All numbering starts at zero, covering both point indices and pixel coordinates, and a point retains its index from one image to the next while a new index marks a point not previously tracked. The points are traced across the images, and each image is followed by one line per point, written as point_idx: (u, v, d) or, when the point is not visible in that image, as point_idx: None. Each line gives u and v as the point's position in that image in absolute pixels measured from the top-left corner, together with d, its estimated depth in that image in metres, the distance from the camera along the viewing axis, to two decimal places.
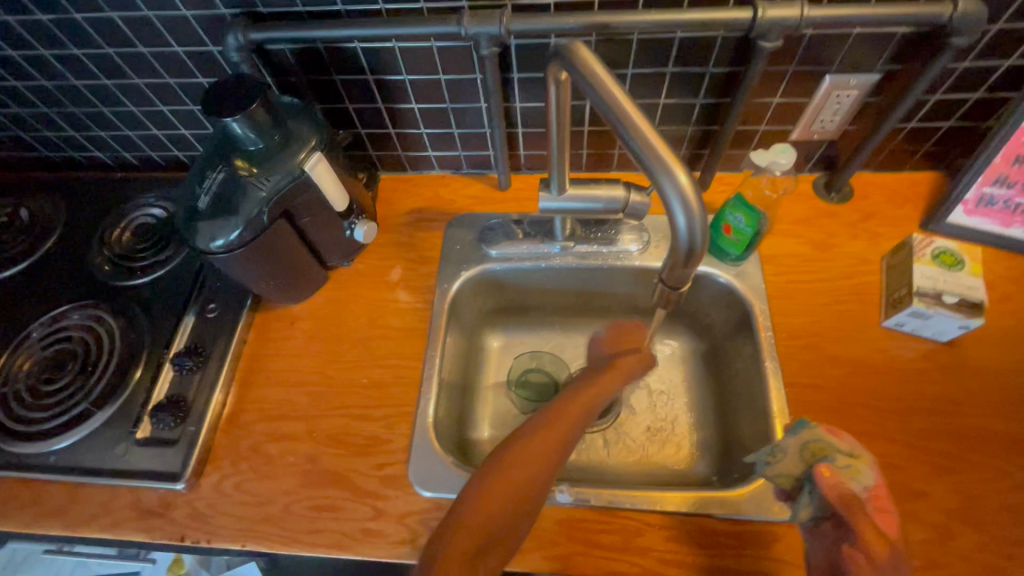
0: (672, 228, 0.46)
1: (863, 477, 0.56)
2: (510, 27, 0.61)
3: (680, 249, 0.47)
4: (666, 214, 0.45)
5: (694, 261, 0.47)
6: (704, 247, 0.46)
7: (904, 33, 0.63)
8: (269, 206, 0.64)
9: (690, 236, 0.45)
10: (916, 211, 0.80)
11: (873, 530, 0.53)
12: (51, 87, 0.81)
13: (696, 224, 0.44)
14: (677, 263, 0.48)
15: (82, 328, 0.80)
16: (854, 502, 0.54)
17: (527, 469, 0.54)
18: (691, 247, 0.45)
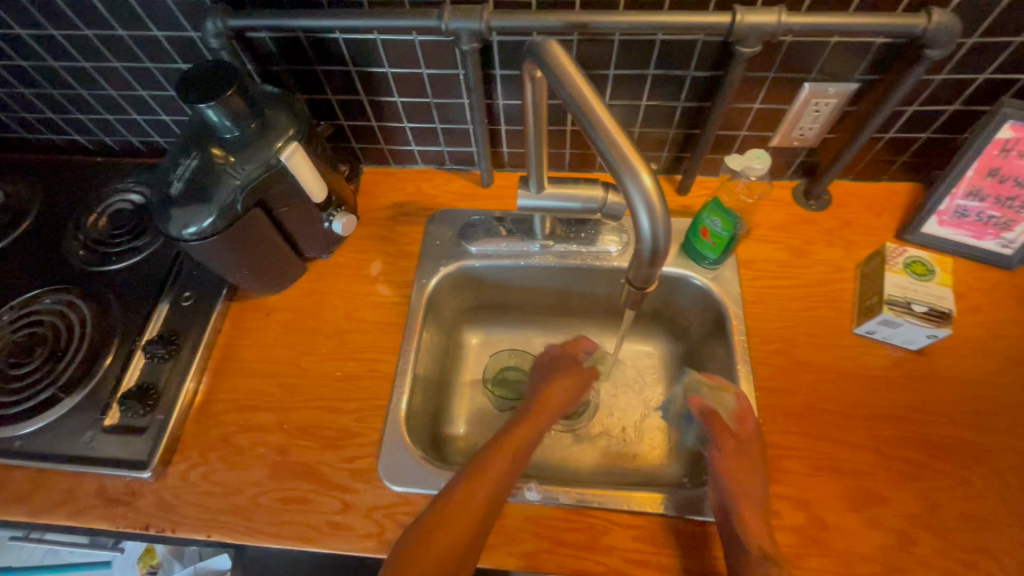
0: (636, 229, 0.46)
1: (732, 402, 0.66)
2: (491, 24, 0.61)
3: (645, 250, 0.47)
4: (630, 215, 0.45)
5: (658, 262, 0.47)
6: (668, 249, 0.46)
7: (881, 44, 0.63)
8: (243, 194, 0.64)
9: (654, 238, 0.45)
10: (892, 220, 0.81)
11: (735, 446, 0.63)
12: (29, 68, 0.80)
13: (657, 225, 0.44)
14: (642, 263, 0.49)
15: (53, 313, 0.79)
16: (715, 423, 0.65)
17: (487, 484, 0.59)
18: (654, 248, 0.46)
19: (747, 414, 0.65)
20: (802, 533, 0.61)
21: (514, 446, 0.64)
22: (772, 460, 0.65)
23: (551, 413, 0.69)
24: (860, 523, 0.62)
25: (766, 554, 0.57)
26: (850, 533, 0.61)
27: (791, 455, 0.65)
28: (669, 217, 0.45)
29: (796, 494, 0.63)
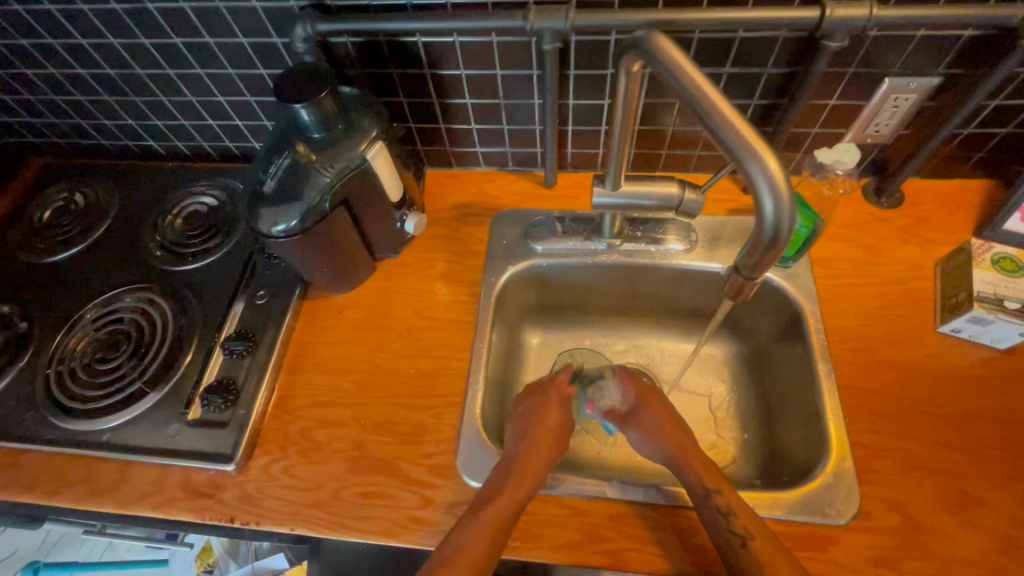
0: (758, 215, 0.47)
1: (617, 389, 0.76)
2: (575, 23, 0.62)
3: (763, 237, 0.48)
4: (753, 201, 0.46)
5: (776, 249, 0.48)
6: (789, 236, 0.47)
7: (969, 37, 0.62)
8: (332, 191, 0.65)
9: (778, 224, 0.46)
10: (969, 218, 0.79)
11: (651, 420, 0.72)
12: (116, 75, 0.83)
13: (785, 210, 0.45)
14: (758, 251, 0.50)
15: (135, 310, 0.82)
16: (620, 414, 0.75)
17: (518, 493, 0.62)
18: (777, 236, 0.47)
19: (642, 394, 0.75)
20: (898, 534, 0.60)
21: (522, 491, 0.62)
22: (860, 460, 0.64)
23: (540, 473, 0.64)
24: (958, 525, 0.60)
25: (714, 490, 0.62)
26: (948, 536, 0.59)
27: (879, 455, 0.64)
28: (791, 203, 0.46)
29: (889, 495, 0.62)
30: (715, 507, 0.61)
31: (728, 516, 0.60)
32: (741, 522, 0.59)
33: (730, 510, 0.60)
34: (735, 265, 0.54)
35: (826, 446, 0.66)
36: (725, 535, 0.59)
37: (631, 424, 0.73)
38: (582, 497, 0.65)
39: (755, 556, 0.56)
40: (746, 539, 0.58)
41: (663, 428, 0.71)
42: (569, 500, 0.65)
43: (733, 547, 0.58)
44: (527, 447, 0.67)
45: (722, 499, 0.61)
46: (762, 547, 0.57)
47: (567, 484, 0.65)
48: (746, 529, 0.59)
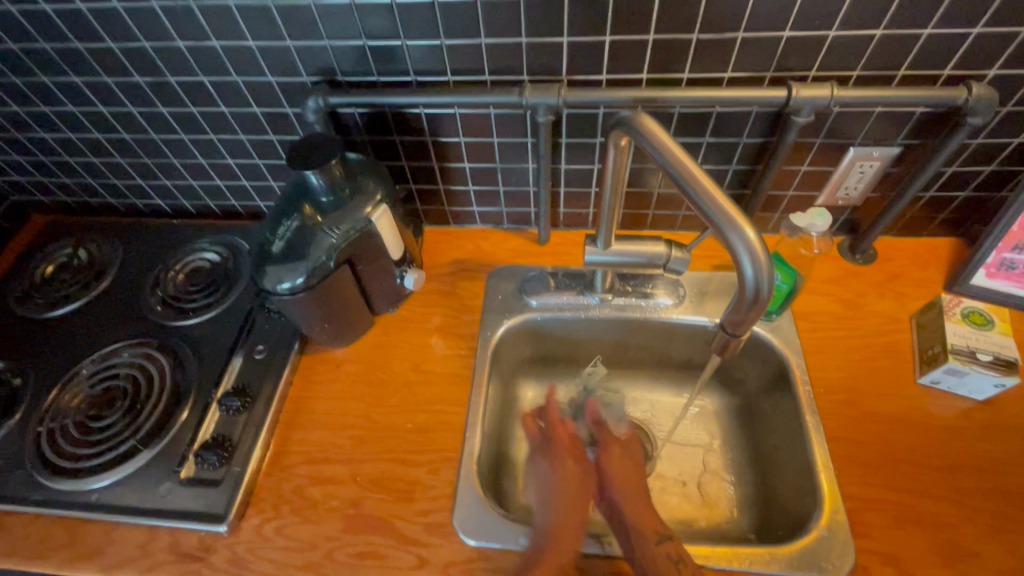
0: (739, 278, 0.50)
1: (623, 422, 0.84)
2: (567, 99, 0.67)
3: (745, 298, 0.52)
4: (734, 265, 0.50)
5: (758, 310, 0.52)
6: (769, 296, 0.51)
7: (921, 113, 0.69)
8: (337, 252, 0.68)
9: (757, 287, 0.50)
10: (939, 274, 0.84)
11: (625, 457, 0.73)
12: (131, 139, 0.88)
13: (764, 275, 0.49)
14: (740, 310, 0.53)
15: (133, 365, 0.82)
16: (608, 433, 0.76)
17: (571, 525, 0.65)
18: (756, 296, 0.50)
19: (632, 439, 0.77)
20: None
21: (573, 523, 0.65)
22: (853, 513, 0.65)
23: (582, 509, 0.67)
24: None
25: (668, 536, 0.63)
26: None
27: (872, 508, 0.65)
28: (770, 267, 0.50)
29: (884, 549, 0.63)
30: (665, 553, 0.61)
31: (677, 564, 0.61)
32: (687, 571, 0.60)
33: (678, 558, 0.61)
34: (721, 322, 0.57)
35: (818, 498, 0.67)
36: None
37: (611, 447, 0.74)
38: (581, 553, 0.64)
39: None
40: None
41: (630, 467, 0.72)
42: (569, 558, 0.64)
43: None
44: (562, 492, 0.68)
45: (673, 547, 0.62)
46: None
47: None
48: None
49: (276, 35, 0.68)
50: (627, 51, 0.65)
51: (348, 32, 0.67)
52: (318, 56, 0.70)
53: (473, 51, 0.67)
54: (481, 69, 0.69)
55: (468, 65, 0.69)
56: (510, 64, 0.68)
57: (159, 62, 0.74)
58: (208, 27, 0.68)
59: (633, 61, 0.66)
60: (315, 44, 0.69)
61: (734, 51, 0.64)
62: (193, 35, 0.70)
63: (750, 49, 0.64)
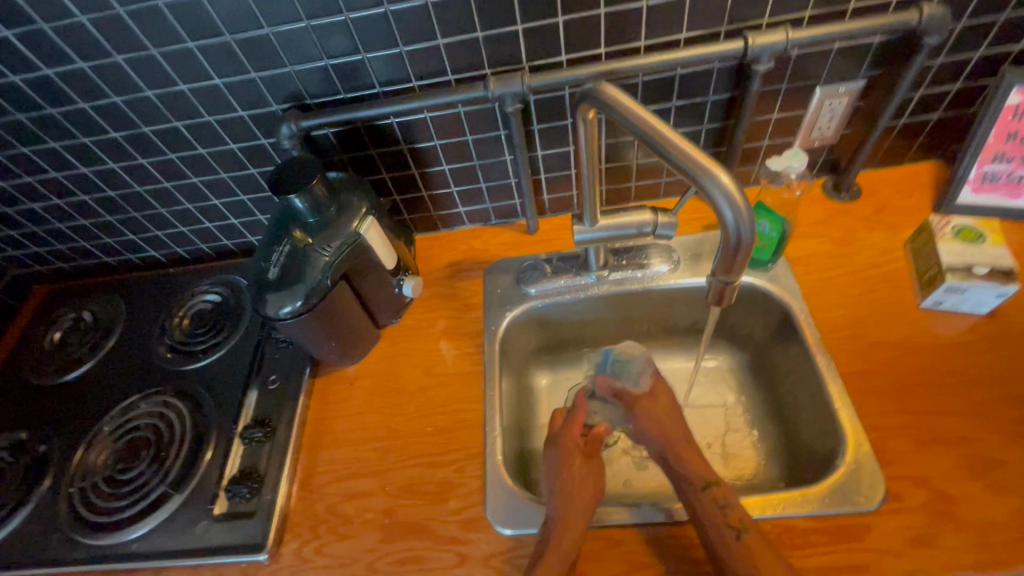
0: (721, 224, 0.51)
1: (646, 374, 0.75)
2: (531, 85, 0.69)
3: (730, 242, 0.52)
4: (714, 213, 0.50)
5: (745, 253, 0.52)
6: (752, 237, 0.51)
7: (880, 43, 0.70)
8: (332, 269, 0.69)
9: (739, 231, 0.50)
10: (924, 198, 0.85)
11: (654, 411, 0.72)
12: (116, 196, 0.89)
13: (744, 217, 0.49)
14: (728, 255, 0.54)
15: (152, 414, 0.83)
16: (631, 395, 0.74)
17: (583, 509, 0.63)
18: (740, 238, 0.51)
19: (658, 385, 0.75)
20: (930, 511, 0.60)
21: (581, 508, 0.63)
22: (877, 443, 0.65)
23: (591, 498, 0.65)
24: (985, 490, 0.61)
25: (711, 483, 0.64)
26: (977, 502, 0.60)
27: (894, 434, 0.66)
28: (749, 211, 0.51)
29: (914, 473, 0.63)
30: (711, 500, 0.62)
31: (723, 510, 0.61)
32: (734, 515, 0.60)
33: (725, 503, 0.61)
34: (713, 273, 0.57)
35: (840, 434, 0.67)
36: (719, 529, 0.60)
37: (640, 405, 0.73)
38: (616, 526, 0.65)
39: (748, 546, 0.57)
40: (739, 531, 0.59)
41: (666, 420, 0.71)
42: (604, 531, 0.65)
43: (726, 540, 0.59)
44: (564, 479, 0.66)
45: (716, 493, 0.62)
46: (755, 542, 0.58)
47: (599, 516, 0.66)
48: (739, 521, 0.60)
49: (240, 69, 0.69)
50: (582, 29, 0.66)
51: (309, 55, 0.68)
52: (284, 83, 0.72)
53: (432, 53, 0.69)
54: (443, 69, 0.70)
55: (430, 69, 0.70)
56: (470, 61, 0.69)
57: (131, 115, 0.76)
58: (173, 72, 0.70)
59: (589, 38, 0.67)
60: (278, 72, 0.70)
61: (685, 12, 0.65)
62: (160, 83, 0.71)
63: (700, 7, 0.65)
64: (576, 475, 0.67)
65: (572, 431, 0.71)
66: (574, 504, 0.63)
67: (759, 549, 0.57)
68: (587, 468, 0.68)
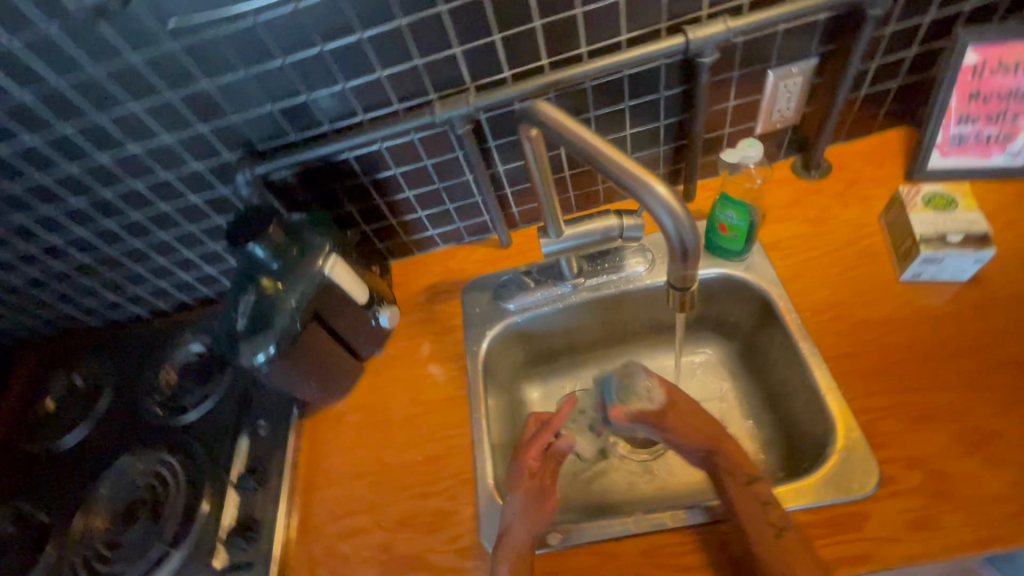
0: (665, 234, 0.51)
1: (657, 389, 0.68)
2: (477, 104, 0.68)
3: (676, 249, 0.52)
4: (656, 224, 0.50)
5: (693, 258, 0.52)
6: (697, 242, 0.51)
7: (826, 19, 0.69)
8: (299, 313, 0.69)
9: (683, 239, 0.50)
10: (896, 167, 0.83)
11: (686, 417, 0.66)
12: (89, 260, 0.90)
13: (685, 225, 0.49)
14: (678, 261, 0.53)
15: (147, 473, 0.84)
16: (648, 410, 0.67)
17: (525, 529, 0.63)
18: (685, 244, 0.50)
19: (673, 392, 0.69)
20: (927, 491, 0.59)
21: (528, 529, 0.63)
22: (867, 426, 0.64)
23: (539, 516, 0.64)
24: (981, 464, 0.59)
25: (755, 479, 0.62)
26: (974, 477, 0.59)
27: (885, 415, 0.64)
28: (692, 218, 0.50)
29: (907, 454, 0.62)
30: (754, 497, 0.60)
31: (767, 506, 0.59)
32: (777, 512, 0.59)
33: (767, 500, 0.60)
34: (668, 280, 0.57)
35: (830, 421, 0.66)
36: (763, 528, 0.58)
37: (664, 417, 0.66)
38: (612, 540, 0.64)
39: (789, 547, 0.56)
40: (781, 528, 0.57)
41: (696, 418, 0.67)
42: (600, 546, 0.64)
43: (767, 537, 0.57)
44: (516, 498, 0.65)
45: (761, 490, 0.61)
46: (796, 538, 0.57)
47: (595, 530, 0.65)
48: (782, 519, 0.58)
49: (187, 124, 0.70)
50: (520, 43, 0.66)
51: (253, 102, 0.68)
52: (233, 132, 0.72)
53: (375, 85, 0.68)
54: (389, 99, 0.70)
55: (375, 100, 0.70)
56: (414, 87, 0.69)
57: (89, 181, 0.76)
58: (122, 135, 0.70)
59: (529, 50, 0.67)
60: (226, 122, 0.70)
61: (622, 14, 0.64)
62: (112, 147, 0.72)
63: (636, 7, 0.64)
64: (529, 494, 0.65)
65: (531, 452, 0.69)
66: (518, 525, 0.63)
67: (799, 549, 0.56)
68: (538, 487, 0.66)
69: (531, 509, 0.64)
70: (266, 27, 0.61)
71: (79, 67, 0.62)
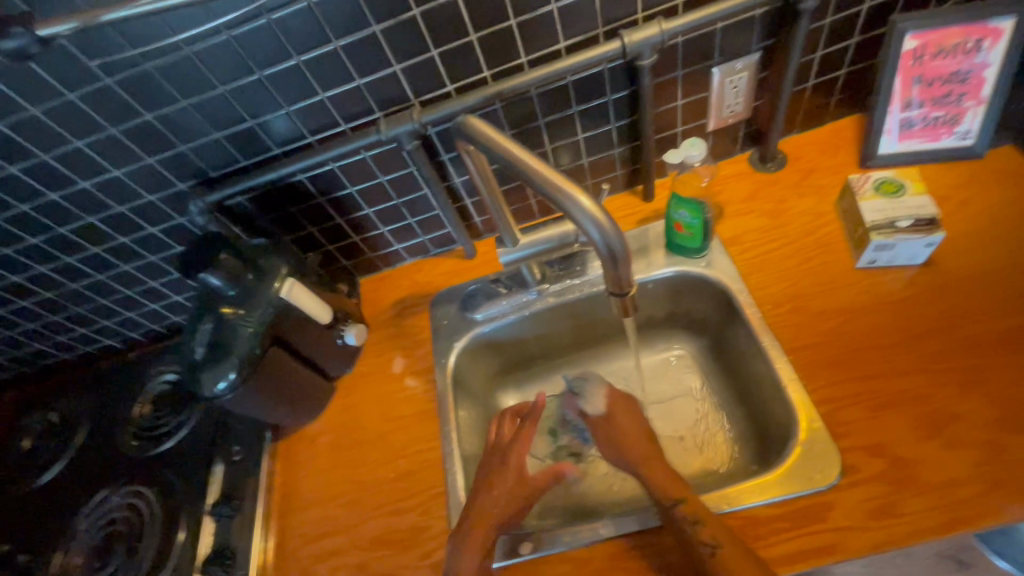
0: (592, 242, 0.52)
1: (600, 397, 0.76)
2: (423, 120, 0.68)
3: (605, 254, 0.53)
4: (583, 232, 0.51)
5: (623, 260, 0.54)
6: (625, 247, 0.52)
7: (763, 14, 0.69)
8: (258, 338, 0.69)
9: (610, 245, 0.52)
10: (850, 154, 0.84)
11: (618, 426, 0.73)
12: (56, 296, 0.90)
13: (610, 232, 0.51)
14: (609, 266, 0.55)
15: (124, 506, 0.84)
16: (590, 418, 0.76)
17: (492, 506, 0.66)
18: (610, 247, 0.52)
19: (614, 402, 0.75)
20: (889, 478, 0.59)
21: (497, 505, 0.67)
22: (829, 416, 0.64)
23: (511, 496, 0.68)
24: (941, 447, 0.59)
25: (678, 500, 0.61)
26: (934, 461, 0.59)
27: (846, 404, 0.64)
28: (616, 225, 0.52)
29: (868, 441, 0.62)
30: (682, 520, 0.60)
31: (694, 526, 0.58)
32: (707, 531, 0.57)
33: (698, 520, 0.59)
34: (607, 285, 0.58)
35: (793, 412, 0.66)
36: (695, 546, 0.57)
37: (601, 428, 0.74)
38: (580, 546, 0.64)
39: (725, 561, 0.55)
40: (714, 546, 0.56)
41: (628, 433, 0.71)
42: (570, 553, 0.64)
43: (702, 558, 0.56)
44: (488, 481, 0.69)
45: (687, 509, 0.60)
46: (731, 554, 0.55)
47: (565, 537, 0.65)
48: (713, 538, 0.57)
49: (136, 157, 0.70)
50: (460, 57, 0.66)
51: (199, 132, 0.68)
52: (183, 162, 0.72)
53: (319, 107, 0.68)
54: (335, 120, 0.70)
55: (322, 122, 0.70)
56: (359, 107, 0.69)
57: (45, 219, 0.76)
58: (71, 172, 0.70)
59: (470, 63, 0.67)
60: (173, 152, 0.70)
61: (558, 22, 0.65)
62: (63, 184, 0.72)
63: (572, 15, 0.65)
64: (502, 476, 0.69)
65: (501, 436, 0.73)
66: (487, 502, 0.67)
67: (741, 561, 0.55)
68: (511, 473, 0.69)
69: (502, 488, 0.68)
70: (202, 58, 0.61)
71: (19, 109, 0.63)
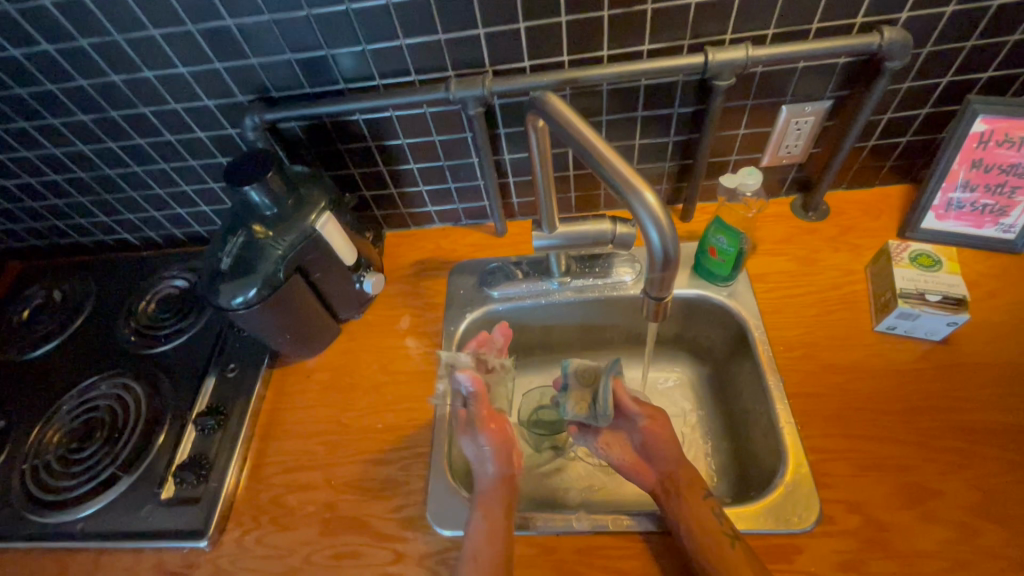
0: (647, 244, 0.53)
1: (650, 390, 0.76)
2: (492, 89, 0.68)
3: (657, 259, 0.54)
4: (641, 232, 0.52)
5: (671, 269, 0.54)
6: (677, 254, 0.53)
7: (844, 64, 0.70)
8: (285, 262, 0.70)
9: (665, 249, 0.52)
10: (891, 222, 0.84)
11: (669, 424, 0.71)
12: (88, 178, 0.90)
13: (669, 238, 0.51)
14: (655, 273, 0.56)
15: (111, 395, 0.84)
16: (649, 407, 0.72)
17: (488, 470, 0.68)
18: (666, 253, 0.53)
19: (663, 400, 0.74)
20: (862, 536, 0.60)
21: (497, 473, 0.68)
22: (816, 465, 0.65)
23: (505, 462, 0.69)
24: (918, 518, 0.61)
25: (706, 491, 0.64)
26: (908, 529, 0.60)
27: (836, 459, 0.65)
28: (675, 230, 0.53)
29: (849, 497, 0.63)
30: (706, 507, 0.62)
31: (720, 517, 0.61)
32: (728, 523, 0.61)
33: (717, 511, 0.62)
34: (646, 290, 0.59)
35: (782, 454, 0.67)
36: (712, 535, 0.59)
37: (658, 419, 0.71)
38: (550, 534, 0.65)
39: (739, 557, 0.57)
40: (732, 538, 0.59)
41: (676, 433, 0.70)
42: (539, 538, 0.65)
43: (720, 546, 0.58)
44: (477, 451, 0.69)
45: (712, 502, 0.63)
46: (741, 550, 0.58)
47: (538, 521, 0.66)
48: (732, 529, 0.60)
49: (205, 59, 0.70)
50: (544, 35, 0.66)
51: (272, 49, 0.69)
52: (249, 75, 0.72)
53: (396, 53, 0.69)
54: (407, 69, 0.71)
55: (394, 68, 0.71)
56: (434, 61, 0.70)
57: (100, 99, 0.76)
58: (138, 59, 0.71)
59: (551, 44, 0.67)
60: (243, 64, 0.71)
61: (647, 26, 0.65)
62: (126, 69, 0.72)
63: (662, 21, 0.65)
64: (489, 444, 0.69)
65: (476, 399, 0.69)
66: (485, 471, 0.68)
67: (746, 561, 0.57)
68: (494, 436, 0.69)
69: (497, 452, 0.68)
70: None
71: None
